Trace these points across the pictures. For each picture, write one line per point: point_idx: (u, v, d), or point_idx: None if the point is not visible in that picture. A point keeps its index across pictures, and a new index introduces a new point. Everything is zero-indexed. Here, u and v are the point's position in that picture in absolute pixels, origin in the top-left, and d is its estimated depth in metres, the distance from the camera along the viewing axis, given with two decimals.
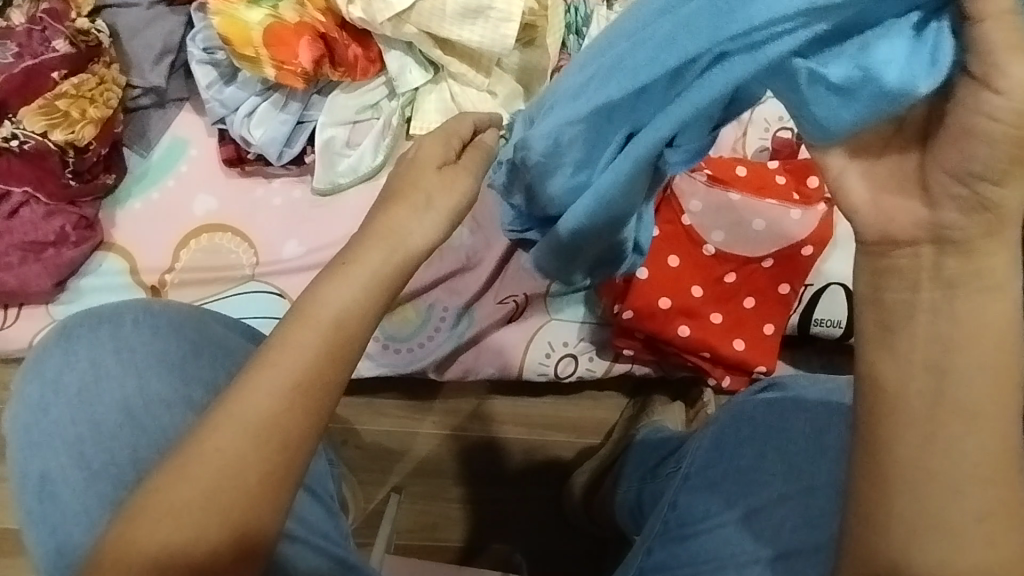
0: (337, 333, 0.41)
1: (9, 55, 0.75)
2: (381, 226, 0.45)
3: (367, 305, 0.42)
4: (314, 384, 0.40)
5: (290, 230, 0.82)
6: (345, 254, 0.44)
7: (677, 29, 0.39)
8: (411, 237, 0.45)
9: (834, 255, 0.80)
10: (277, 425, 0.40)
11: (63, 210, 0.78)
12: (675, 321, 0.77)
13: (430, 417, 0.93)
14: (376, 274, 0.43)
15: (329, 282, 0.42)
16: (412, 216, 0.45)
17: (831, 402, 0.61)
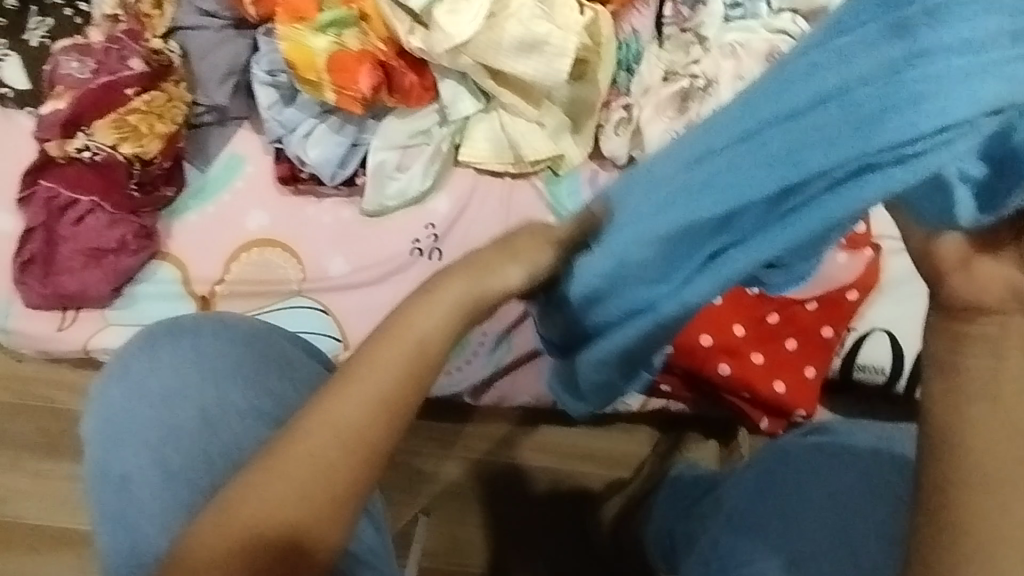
0: (427, 354, 0.43)
1: (87, 72, 0.79)
2: (474, 267, 0.45)
3: (448, 333, 0.44)
4: (400, 401, 0.42)
5: (337, 248, 0.84)
6: (431, 282, 0.45)
7: (803, 138, 0.38)
8: (504, 281, 0.46)
9: (880, 301, 0.79)
10: (365, 437, 0.41)
11: (125, 220, 0.81)
12: (716, 360, 0.77)
13: (461, 441, 0.94)
14: (460, 303, 0.45)
15: (424, 310, 0.44)
16: (507, 266, 0.46)
17: (884, 450, 0.61)
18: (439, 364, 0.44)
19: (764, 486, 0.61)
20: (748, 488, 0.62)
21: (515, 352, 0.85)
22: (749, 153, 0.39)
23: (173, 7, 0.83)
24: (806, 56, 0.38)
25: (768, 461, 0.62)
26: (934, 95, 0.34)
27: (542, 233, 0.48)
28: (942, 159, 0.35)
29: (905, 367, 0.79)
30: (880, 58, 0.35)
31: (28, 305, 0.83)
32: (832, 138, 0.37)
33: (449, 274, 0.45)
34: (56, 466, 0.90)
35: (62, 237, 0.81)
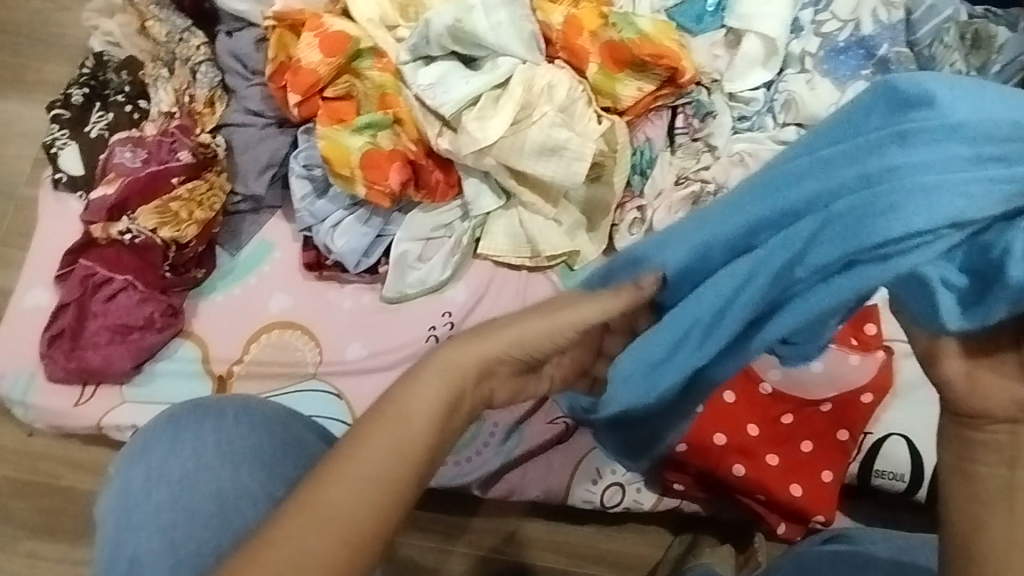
0: (405, 435, 0.44)
1: (138, 161, 0.86)
2: (468, 341, 0.47)
3: (432, 410, 0.45)
4: (383, 483, 0.43)
5: (355, 332, 0.86)
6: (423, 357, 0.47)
7: (799, 241, 0.43)
8: (495, 352, 0.47)
9: (895, 405, 0.79)
10: (344, 520, 0.42)
11: (154, 298, 0.84)
12: (730, 460, 0.76)
13: (467, 536, 0.91)
14: (446, 379, 0.46)
15: (418, 383, 0.45)
16: (506, 335, 0.47)
17: (904, 560, 0.59)
18: (419, 443, 0.44)
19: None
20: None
21: (527, 444, 0.84)
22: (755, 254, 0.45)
23: (223, 106, 0.90)
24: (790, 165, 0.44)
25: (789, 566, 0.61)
26: (907, 206, 0.40)
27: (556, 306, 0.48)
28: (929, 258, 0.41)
29: (925, 474, 0.77)
30: (857, 171, 0.41)
31: (50, 379, 0.85)
32: (822, 239, 0.43)
33: (443, 352, 0.47)
34: (51, 547, 0.88)
35: (92, 313, 0.84)
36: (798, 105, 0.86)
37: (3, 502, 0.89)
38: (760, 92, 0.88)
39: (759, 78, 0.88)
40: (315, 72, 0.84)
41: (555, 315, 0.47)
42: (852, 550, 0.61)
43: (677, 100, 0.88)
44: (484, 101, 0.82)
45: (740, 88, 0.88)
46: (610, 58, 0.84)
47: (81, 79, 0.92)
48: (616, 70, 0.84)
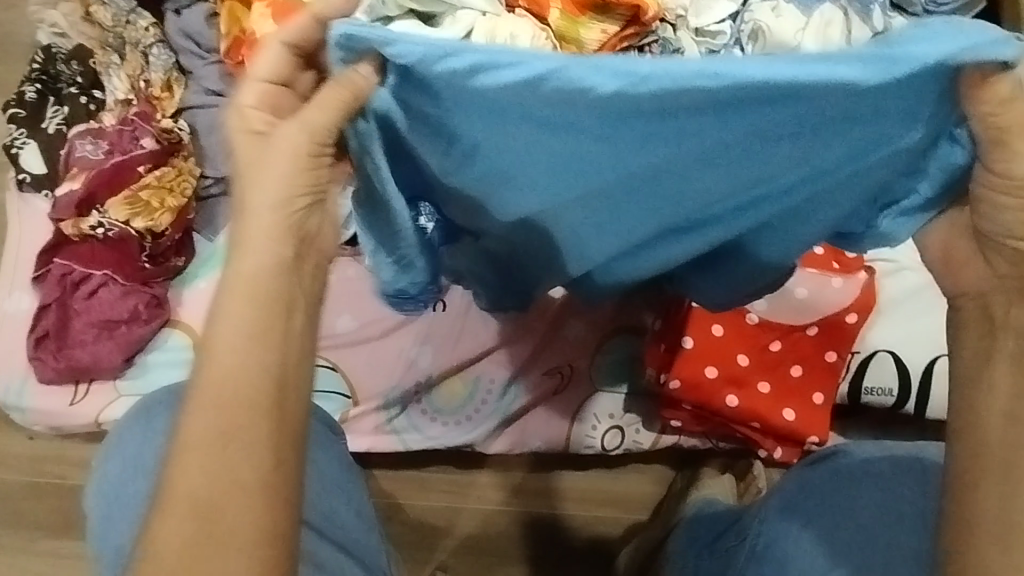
0: (229, 377, 0.43)
1: (100, 153, 0.84)
2: (237, 262, 0.43)
3: (250, 338, 0.43)
4: (236, 427, 0.42)
5: (343, 304, 0.86)
6: (229, 284, 0.43)
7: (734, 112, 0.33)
8: (263, 247, 0.43)
9: (881, 322, 0.80)
10: (223, 480, 0.42)
11: (137, 291, 0.83)
12: (723, 391, 0.77)
13: (474, 492, 0.92)
14: (251, 299, 0.43)
15: (216, 329, 0.43)
16: (257, 224, 0.43)
17: (895, 457, 0.63)
18: (239, 377, 0.43)
19: (797, 513, 0.62)
20: (773, 514, 0.63)
21: (523, 398, 0.85)
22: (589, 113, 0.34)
23: (182, 89, 0.88)
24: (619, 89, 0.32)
25: (790, 489, 0.63)
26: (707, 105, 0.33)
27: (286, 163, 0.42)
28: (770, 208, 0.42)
29: (914, 386, 0.79)
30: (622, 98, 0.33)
31: (42, 381, 0.84)
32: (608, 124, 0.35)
33: (220, 291, 0.43)
34: (67, 545, 0.89)
35: (75, 311, 0.83)
36: (765, 35, 0.86)
37: (11, 506, 0.90)
38: (727, 24, 0.87)
39: (724, 10, 0.86)
40: None
41: (272, 170, 0.42)
42: (849, 469, 0.63)
43: (642, 40, 0.86)
44: None
45: (706, 23, 0.87)
46: (571, 2, 0.81)
47: (31, 74, 0.90)
48: (578, 14, 0.82)
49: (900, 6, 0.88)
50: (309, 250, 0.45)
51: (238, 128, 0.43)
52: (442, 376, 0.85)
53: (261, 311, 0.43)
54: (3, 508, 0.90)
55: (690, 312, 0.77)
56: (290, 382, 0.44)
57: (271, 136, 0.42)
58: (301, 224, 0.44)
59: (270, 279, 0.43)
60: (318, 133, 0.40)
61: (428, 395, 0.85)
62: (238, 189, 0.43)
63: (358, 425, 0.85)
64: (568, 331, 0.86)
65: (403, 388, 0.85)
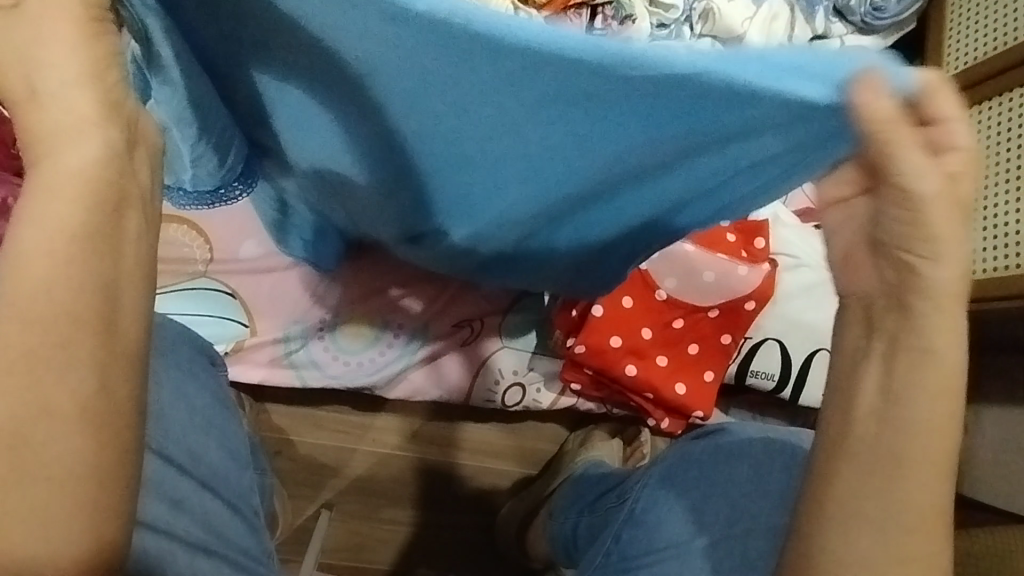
0: (35, 295, 0.32)
1: None
2: (33, 155, 0.32)
3: (72, 251, 0.32)
4: (46, 352, 0.32)
5: (246, 227, 0.79)
6: (35, 184, 0.32)
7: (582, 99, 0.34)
8: (62, 135, 0.32)
9: (775, 312, 0.85)
10: (31, 428, 0.32)
11: (5, 183, 0.73)
12: (624, 361, 0.80)
13: (369, 435, 0.92)
14: (73, 197, 0.32)
15: (17, 236, 0.32)
16: (57, 107, 0.32)
17: (770, 444, 0.68)
18: (55, 297, 0.32)
19: (670, 483, 0.66)
20: (653, 482, 0.67)
21: (429, 347, 0.84)
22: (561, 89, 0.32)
23: None
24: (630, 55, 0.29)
25: (669, 459, 0.67)
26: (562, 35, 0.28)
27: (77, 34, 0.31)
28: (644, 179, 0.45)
29: (793, 373, 0.86)
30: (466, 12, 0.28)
31: None
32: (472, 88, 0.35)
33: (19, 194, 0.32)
34: None
35: None
36: (715, 18, 0.86)
37: None
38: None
39: None
40: None
41: (53, 40, 0.31)
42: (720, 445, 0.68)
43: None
44: None
45: None
46: None
47: None
48: None
49: (841, 12, 0.91)
50: (137, 137, 0.34)
51: None
52: (348, 314, 0.83)
53: (86, 215, 0.32)
54: None
55: None
56: (124, 297, 0.34)
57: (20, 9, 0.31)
58: (124, 105, 0.33)
59: (89, 167, 0.32)
60: None
61: (332, 333, 0.83)
62: (14, 71, 0.32)
63: (253, 355, 0.81)
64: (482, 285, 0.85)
65: (307, 323, 0.82)
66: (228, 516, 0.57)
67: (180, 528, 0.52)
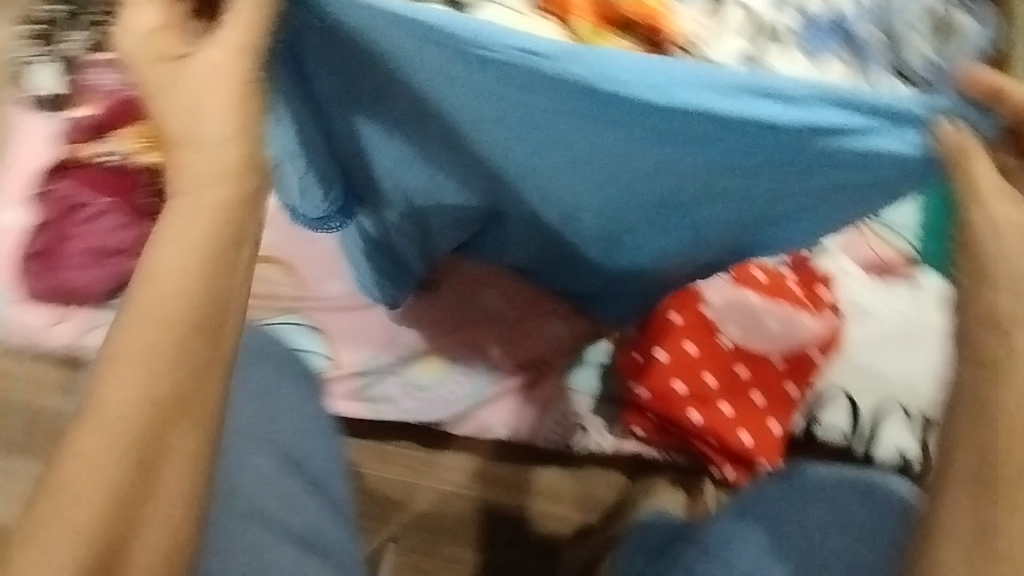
0: (161, 304, 0.41)
1: (121, 83, 0.85)
2: (175, 190, 0.40)
3: (194, 279, 0.40)
4: (166, 352, 0.41)
5: (335, 268, 0.87)
6: (170, 215, 0.41)
7: (705, 144, 0.46)
8: (199, 178, 0.40)
9: (841, 363, 0.85)
10: (141, 413, 0.42)
11: (132, 223, 0.82)
12: (687, 406, 0.82)
13: (435, 471, 0.95)
14: (203, 232, 0.40)
15: (152, 259, 0.41)
16: (199, 152, 0.39)
17: (849, 480, 0.68)
18: (170, 309, 0.41)
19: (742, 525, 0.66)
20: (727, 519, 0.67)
21: (497, 386, 0.88)
22: (703, 129, 0.44)
23: None
24: (753, 94, 0.41)
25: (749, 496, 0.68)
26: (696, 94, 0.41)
27: (234, 92, 0.39)
28: (738, 207, 0.55)
29: (863, 425, 0.84)
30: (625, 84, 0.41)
31: (29, 297, 0.84)
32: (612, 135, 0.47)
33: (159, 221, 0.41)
34: None
35: (72, 235, 0.83)
36: None
37: None
38: None
39: None
40: None
41: (201, 96, 0.39)
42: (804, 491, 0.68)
43: None
44: None
45: None
46: None
47: None
48: None
49: None
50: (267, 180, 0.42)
51: (147, 55, 0.39)
52: (422, 352, 0.88)
53: (205, 245, 0.40)
54: None
55: (669, 327, 0.81)
56: (230, 313, 0.43)
57: (190, 59, 0.39)
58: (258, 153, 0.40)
59: (220, 202, 0.40)
60: (248, 53, 0.39)
61: (406, 368, 0.88)
62: (174, 117, 0.39)
63: (333, 388, 0.87)
64: (547, 328, 0.88)
65: (384, 359, 0.87)
66: (329, 519, 0.61)
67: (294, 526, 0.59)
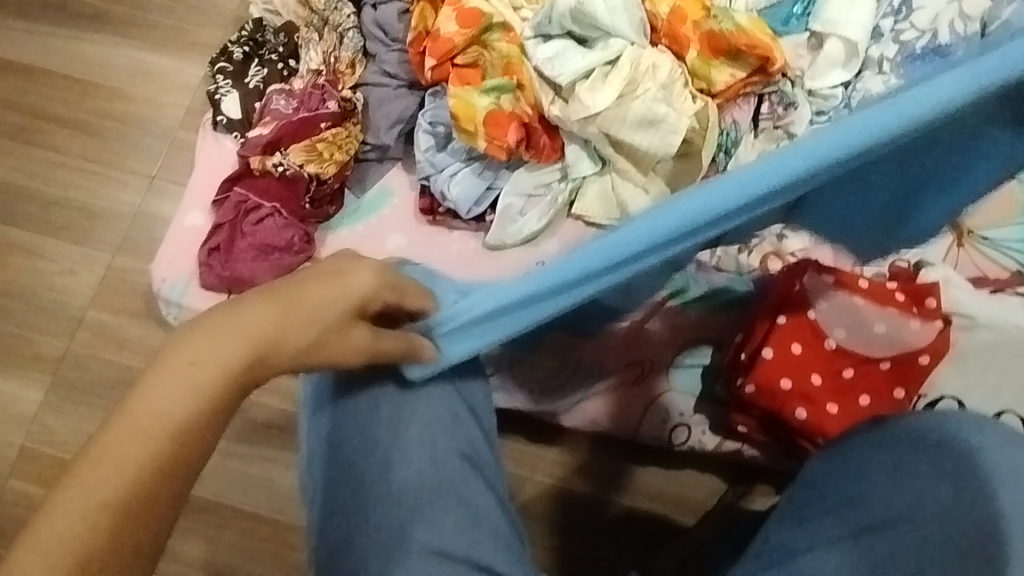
0: (210, 361, 0.44)
1: (291, 107, 0.99)
2: (297, 303, 0.47)
3: (236, 373, 0.44)
4: (205, 423, 0.43)
5: (459, 271, 0.97)
6: (269, 317, 0.46)
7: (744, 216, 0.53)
8: (329, 318, 0.48)
9: (950, 370, 0.86)
10: (135, 449, 0.41)
11: (295, 226, 0.97)
12: (794, 404, 0.85)
13: (540, 464, 1.01)
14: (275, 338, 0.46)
15: (234, 333, 0.45)
16: (340, 309, 0.49)
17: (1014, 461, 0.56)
18: (217, 372, 0.44)
19: (834, 510, 0.60)
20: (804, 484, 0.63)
21: (604, 381, 0.94)
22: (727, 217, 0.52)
23: (362, 68, 1.01)
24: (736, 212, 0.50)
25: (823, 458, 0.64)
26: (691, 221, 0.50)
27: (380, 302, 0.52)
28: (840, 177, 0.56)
29: None
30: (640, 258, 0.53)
31: (203, 285, 0.99)
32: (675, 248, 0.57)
33: (245, 313, 0.45)
34: None
35: (243, 233, 0.97)
36: None
37: None
38: (839, 90, 0.96)
39: (839, 76, 0.96)
40: (451, 41, 0.95)
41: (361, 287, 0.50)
42: (923, 452, 0.59)
43: (764, 88, 0.98)
44: (596, 75, 0.92)
45: (820, 86, 0.96)
46: (709, 47, 0.94)
47: (242, 39, 1.06)
48: (712, 57, 0.94)
49: None
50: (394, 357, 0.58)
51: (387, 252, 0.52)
52: (535, 349, 0.95)
53: (262, 352, 0.45)
54: None
55: (775, 328, 0.85)
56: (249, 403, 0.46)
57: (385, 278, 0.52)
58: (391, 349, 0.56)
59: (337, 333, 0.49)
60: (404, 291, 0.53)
61: (522, 362, 0.95)
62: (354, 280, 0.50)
63: None
64: (652, 333, 0.95)
65: (501, 352, 0.95)
66: (485, 497, 0.61)
67: (465, 513, 0.60)
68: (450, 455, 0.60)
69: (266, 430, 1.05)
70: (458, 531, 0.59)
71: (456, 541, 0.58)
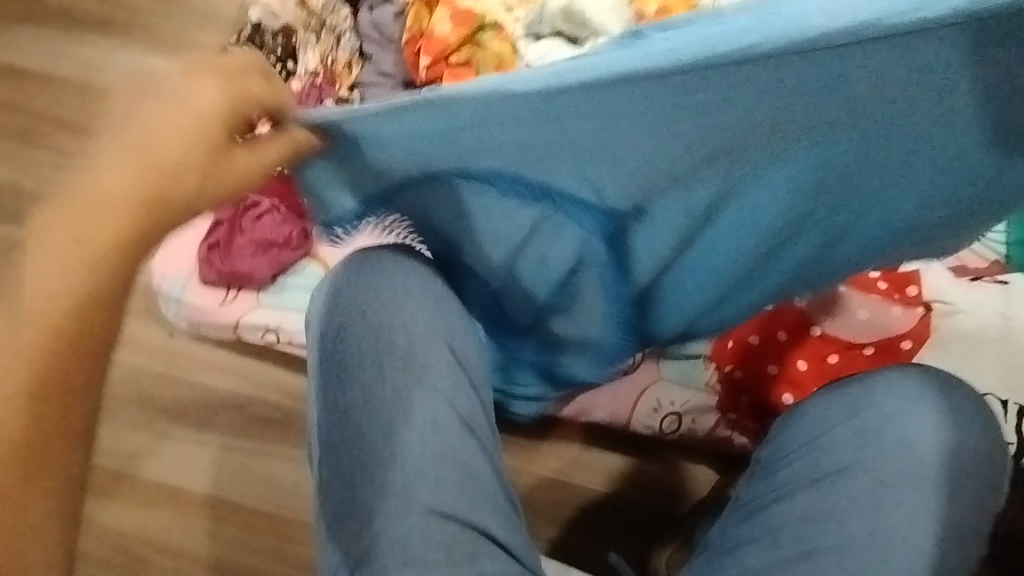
0: (89, 230, 0.47)
1: None
2: (136, 153, 0.48)
3: (121, 226, 0.48)
4: (93, 291, 0.48)
5: None
6: (129, 160, 0.48)
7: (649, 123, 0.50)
8: (156, 149, 0.48)
9: (933, 356, 0.88)
10: (36, 308, 0.47)
11: (292, 222, 0.98)
12: (780, 388, 0.89)
13: (535, 457, 1.03)
14: (139, 189, 0.48)
15: (86, 193, 0.48)
16: (165, 145, 0.48)
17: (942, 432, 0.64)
18: (102, 230, 0.47)
19: (808, 485, 0.64)
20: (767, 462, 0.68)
21: None
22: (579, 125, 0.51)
23: (359, 69, 1.06)
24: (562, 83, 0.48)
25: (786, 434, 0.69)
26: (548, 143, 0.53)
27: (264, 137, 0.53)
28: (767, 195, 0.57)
29: None
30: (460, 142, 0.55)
31: (202, 281, 1.01)
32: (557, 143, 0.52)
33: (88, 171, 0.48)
34: (184, 428, 1.07)
35: (242, 230, 0.99)
36: None
37: (147, 389, 1.08)
38: None
39: None
40: (445, 40, 0.98)
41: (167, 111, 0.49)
42: (862, 412, 0.66)
43: None
44: None
45: None
46: None
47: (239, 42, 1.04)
48: None
49: None
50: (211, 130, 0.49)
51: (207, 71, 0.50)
52: None
53: (133, 212, 0.48)
54: (140, 389, 1.08)
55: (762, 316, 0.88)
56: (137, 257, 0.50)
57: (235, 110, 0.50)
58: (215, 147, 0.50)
59: (174, 161, 0.49)
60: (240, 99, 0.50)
61: None
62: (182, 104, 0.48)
63: None
64: None
65: None
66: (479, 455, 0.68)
67: (459, 465, 0.67)
68: (450, 427, 0.68)
69: (264, 425, 1.06)
70: (456, 478, 0.67)
71: (452, 495, 0.66)
